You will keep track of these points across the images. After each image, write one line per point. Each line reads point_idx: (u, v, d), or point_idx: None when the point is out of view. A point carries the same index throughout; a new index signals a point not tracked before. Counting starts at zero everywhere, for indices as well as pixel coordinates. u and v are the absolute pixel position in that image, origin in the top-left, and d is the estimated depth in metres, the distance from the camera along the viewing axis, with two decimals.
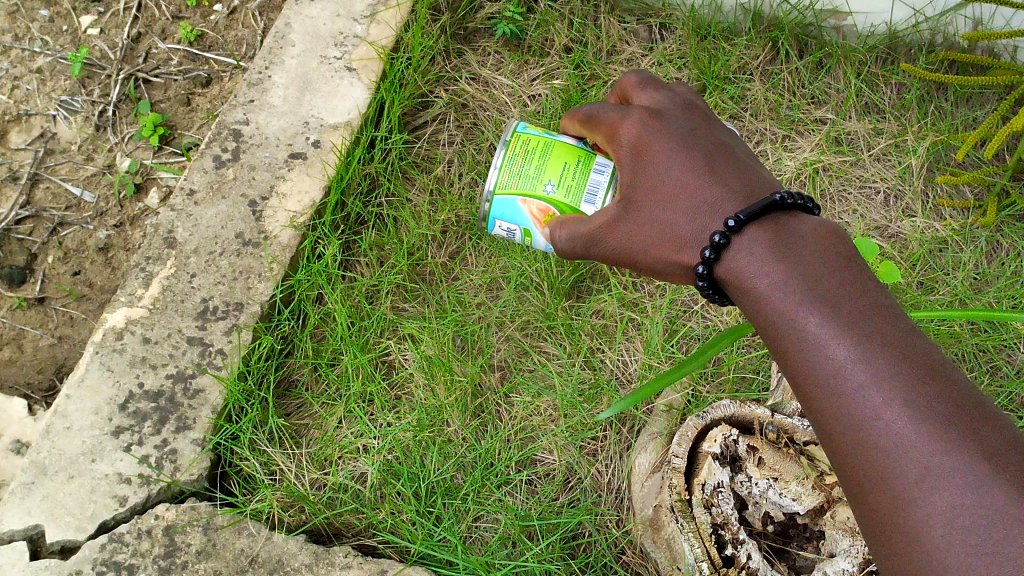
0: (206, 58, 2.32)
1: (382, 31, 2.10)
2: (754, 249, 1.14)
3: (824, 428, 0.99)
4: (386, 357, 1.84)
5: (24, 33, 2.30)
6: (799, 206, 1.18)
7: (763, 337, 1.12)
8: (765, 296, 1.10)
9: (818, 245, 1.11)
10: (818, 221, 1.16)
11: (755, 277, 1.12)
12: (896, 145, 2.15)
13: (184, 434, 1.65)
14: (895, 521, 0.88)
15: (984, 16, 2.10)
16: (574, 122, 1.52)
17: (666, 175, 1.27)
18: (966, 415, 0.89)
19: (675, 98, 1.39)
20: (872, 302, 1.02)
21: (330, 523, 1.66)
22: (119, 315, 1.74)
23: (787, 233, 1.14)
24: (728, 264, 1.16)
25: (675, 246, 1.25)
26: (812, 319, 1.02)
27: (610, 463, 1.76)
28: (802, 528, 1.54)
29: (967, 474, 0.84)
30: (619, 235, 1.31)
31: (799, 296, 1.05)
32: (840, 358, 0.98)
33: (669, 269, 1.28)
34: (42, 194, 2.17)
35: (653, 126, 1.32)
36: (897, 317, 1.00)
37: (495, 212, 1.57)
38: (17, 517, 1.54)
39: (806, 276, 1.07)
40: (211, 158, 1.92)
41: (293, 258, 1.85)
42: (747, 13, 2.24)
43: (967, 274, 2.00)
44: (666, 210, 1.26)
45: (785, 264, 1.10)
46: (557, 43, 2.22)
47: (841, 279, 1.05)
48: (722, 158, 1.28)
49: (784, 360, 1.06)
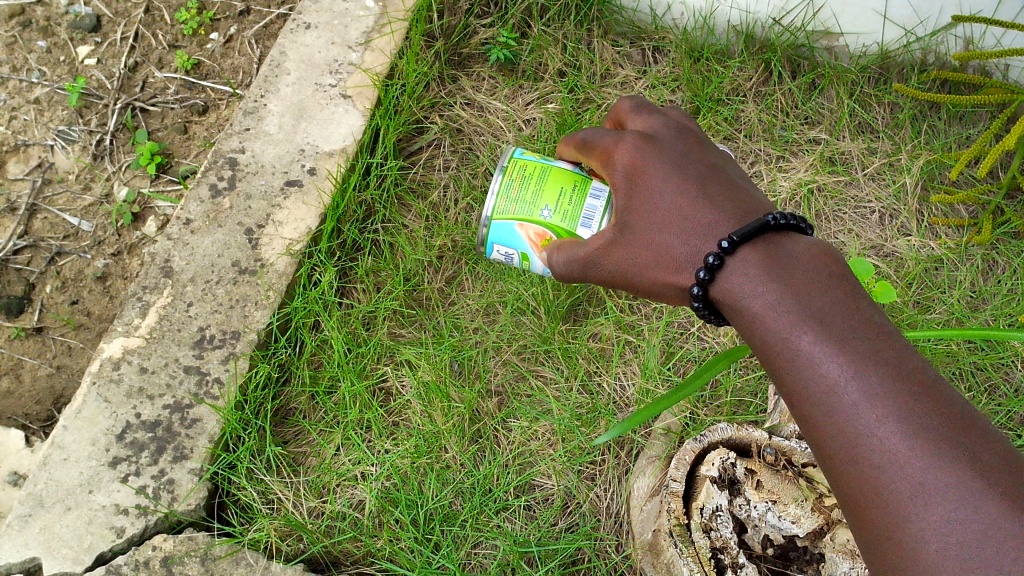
0: (202, 86, 2.33)
1: (377, 58, 2.12)
2: (747, 269, 1.14)
3: (820, 446, 0.98)
4: (383, 384, 1.84)
5: (22, 64, 2.32)
6: (792, 226, 1.18)
7: (758, 357, 1.12)
8: (758, 316, 1.10)
9: (811, 265, 1.11)
10: (810, 241, 1.16)
11: (749, 297, 1.12)
12: (890, 164, 2.16)
13: (181, 464, 1.65)
14: (889, 538, 0.87)
15: (975, 35, 2.11)
16: (569, 147, 1.53)
17: (660, 198, 1.27)
18: (960, 432, 0.89)
19: (668, 121, 1.39)
20: (864, 321, 1.02)
21: (328, 552, 1.66)
22: (116, 345, 1.74)
23: (780, 252, 1.14)
24: (722, 284, 1.16)
25: (669, 267, 1.25)
26: (806, 339, 1.02)
27: (609, 487, 1.75)
28: (802, 551, 1.50)
29: (961, 491, 0.83)
30: (614, 258, 1.32)
31: (792, 316, 1.06)
32: (833, 377, 0.98)
33: (665, 291, 1.28)
34: (40, 224, 2.17)
35: (646, 149, 1.32)
36: (889, 336, 1.00)
37: (492, 236, 1.57)
38: (13, 550, 1.54)
39: (799, 295, 1.07)
40: (207, 187, 1.93)
41: (290, 286, 1.85)
42: (739, 35, 2.25)
43: (964, 292, 2.00)
44: (660, 232, 1.26)
45: (778, 283, 1.10)
46: (551, 68, 2.23)
47: (835, 298, 1.05)
48: (715, 180, 1.29)
49: (779, 380, 1.06)
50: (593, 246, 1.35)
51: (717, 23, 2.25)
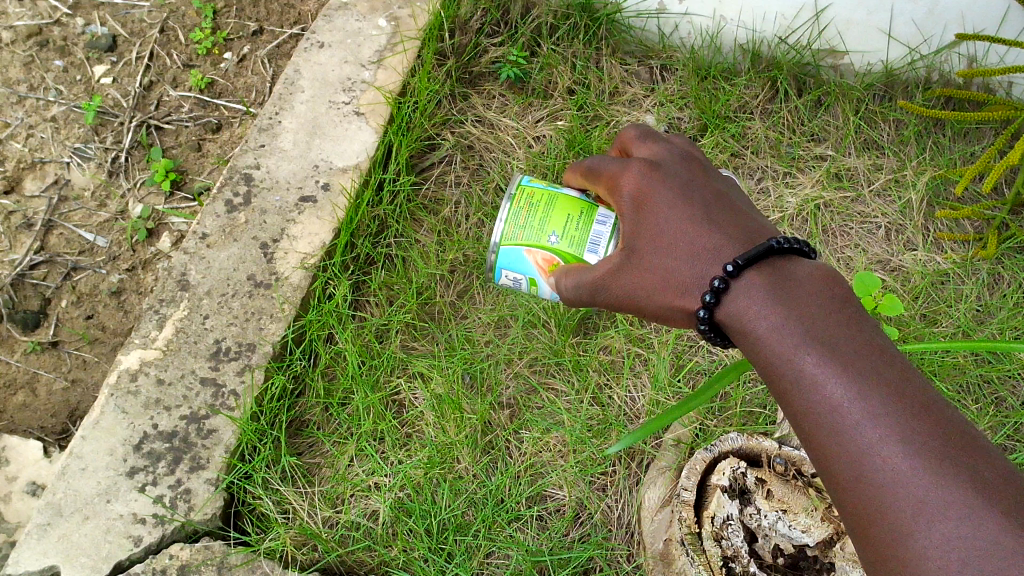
0: (216, 105, 2.38)
1: (389, 77, 2.16)
2: (752, 292, 1.16)
3: (824, 465, 1.00)
4: (396, 396, 1.85)
5: (39, 83, 2.35)
6: (796, 250, 1.20)
7: (763, 380, 1.14)
8: (763, 338, 1.12)
9: (816, 288, 1.13)
10: (814, 264, 1.18)
11: (754, 319, 1.14)
12: (896, 180, 2.18)
13: (198, 473, 1.67)
14: (892, 555, 0.89)
15: (979, 53, 2.14)
16: (576, 174, 1.56)
17: (666, 223, 1.30)
18: (961, 451, 0.91)
19: (673, 148, 1.42)
20: (868, 343, 1.04)
21: (343, 561, 1.68)
22: (133, 357, 1.77)
23: (784, 275, 1.16)
24: (727, 307, 1.18)
25: (676, 290, 1.27)
26: (810, 359, 1.05)
27: (620, 498, 1.77)
28: (812, 560, 1.52)
29: (963, 508, 0.85)
30: (621, 284, 1.34)
31: (797, 337, 1.08)
32: (837, 398, 1.00)
33: (673, 314, 1.30)
34: (56, 240, 2.21)
35: (651, 176, 1.35)
36: (893, 358, 1.02)
37: (501, 262, 1.60)
38: (33, 558, 1.56)
39: (803, 318, 1.09)
40: (223, 202, 1.96)
41: (305, 299, 1.88)
42: (746, 53, 2.28)
43: (970, 306, 2.02)
44: (667, 256, 1.29)
45: (782, 306, 1.12)
46: (560, 86, 2.27)
47: (838, 320, 1.07)
48: (721, 205, 1.31)
49: (784, 401, 1.08)
50: (601, 272, 1.38)
51: (723, 42, 2.28)
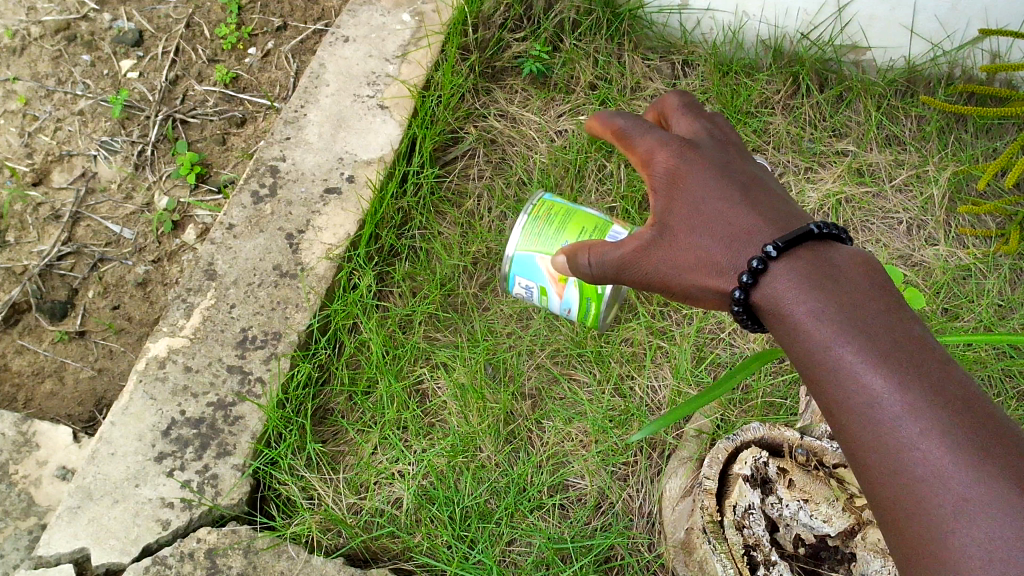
0: (241, 99, 2.41)
1: (413, 71, 2.18)
2: (790, 279, 1.17)
3: (859, 452, 1.01)
4: (420, 386, 1.87)
5: (67, 77, 2.39)
6: (834, 239, 1.22)
7: (796, 367, 1.15)
8: (801, 324, 1.13)
9: (854, 277, 1.14)
10: (852, 254, 1.19)
11: (792, 306, 1.15)
12: (918, 176, 2.18)
13: (224, 459, 1.69)
14: (927, 548, 0.89)
15: (1001, 49, 2.14)
16: (600, 127, 1.47)
17: (704, 203, 1.30)
18: (1001, 445, 0.91)
19: (708, 129, 1.43)
20: (908, 333, 1.05)
21: (368, 547, 1.68)
22: (161, 344, 1.80)
23: (823, 263, 1.17)
24: (763, 292, 1.20)
25: (712, 271, 1.27)
26: (848, 348, 1.06)
27: (641, 488, 1.78)
28: (833, 551, 1.53)
29: (1003, 504, 0.86)
30: (649, 262, 1.32)
31: (836, 324, 1.09)
32: (876, 386, 1.01)
33: (703, 295, 1.30)
34: (83, 231, 2.24)
35: (690, 155, 1.35)
36: (932, 349, 1.03)
37: (514, 269, 1.69)
38: (64, 540, 1.58)
39: (844, 305, 1.10)
40: (249, 193, 1.98)
41: (330, 289, 1.90)
42: (767, 49, 2.29)
43: (992, 301, 2.01)
44: (703, 235, 1.29)
45: (822, 293, 1.13)
46: (582, 80, 2.29)
47: (879, 309, 1.08)
48: (756, 190, 1.33)
49: (819, 388, 1.09)
50: (624, 247, 1.35)
51: (745, 38, 2.29)
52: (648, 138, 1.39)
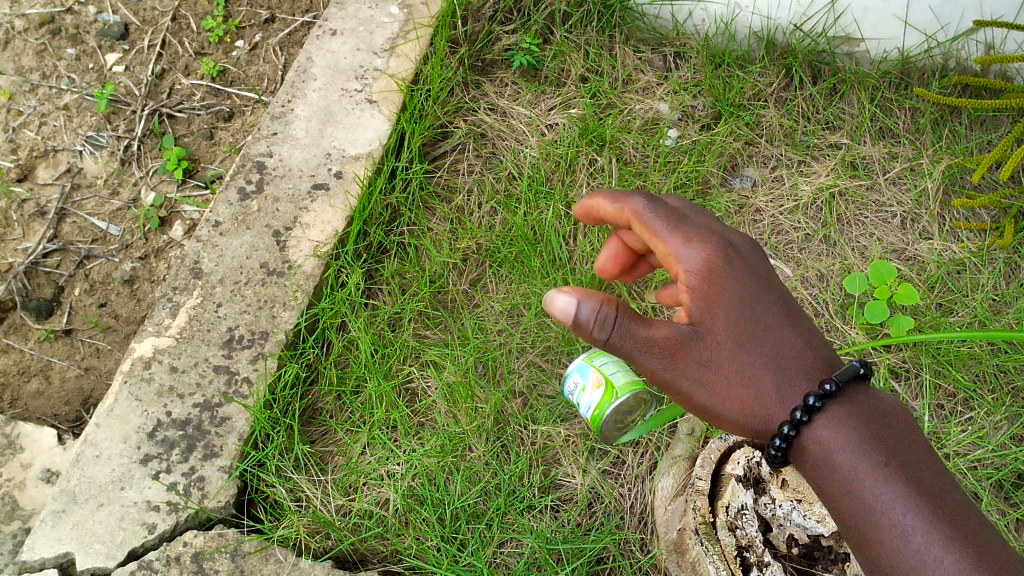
0: (228, 93, 2.38)
1: (402, 64, 2.15)
2: (841, 426, 1.21)
3: None
4: (409, 384, 1.85)
5: (52, 71, 2.36)
6: (870, 386, 1.28)
7: (834, 505, 1.19)
8: (851, 469, 1.17)
9: (897, 433, 1.21)
10: (888, 405, 1.26)
11: (842, 450, 1.19)
12: (912, 168, 2.15)
13: (211, 461, 1.67)
14: None
15: (996, 40, 2.11)
16: (604, 201, 1.44)
17: (744, 316, 1.31)
18: None
19: (737, 232, 1.42)
20: (952, 501, 1.12)
21: (356, 549, 1.65)
22: (147, 344, 1.77)
23: (868, 416, 1.23)
24: (812, 434, 1.23)
25: (752, 398, 1.29)
26: (905, 507, 1.11)
27: (633, 487, 1.76)
28: (827, 551, 1.51)
29: None
30: (684, 362, 1.29)
31: (893, 481, 1.13)
32: (934, 553, 1.06)
33: (733, 422, 1.31)
34: (69, 228, 2.21)
35: (734, 263, 1.34)
36: (974, 515, 1.11)
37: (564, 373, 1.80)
38: (48, 545, 1.56)
39: (897, 462, 1.15)
40: (235, 190, 1.96)
41: (317, 287, 1.88)
42: (760, 40, 2.27)
43: (987, 295, 1.98)
44: (746, 355, 1.30)
45: (875, 447, 1.18)
46: (573, 74, 2.26)
47: (924, 470, 1.15)
48: (790, 310, 1.36)
49: (866, 550, 1.14)
50: (657, 336, 1.28)
51: (738, 30, 2.27)
52: (684, 234, 1.33)
